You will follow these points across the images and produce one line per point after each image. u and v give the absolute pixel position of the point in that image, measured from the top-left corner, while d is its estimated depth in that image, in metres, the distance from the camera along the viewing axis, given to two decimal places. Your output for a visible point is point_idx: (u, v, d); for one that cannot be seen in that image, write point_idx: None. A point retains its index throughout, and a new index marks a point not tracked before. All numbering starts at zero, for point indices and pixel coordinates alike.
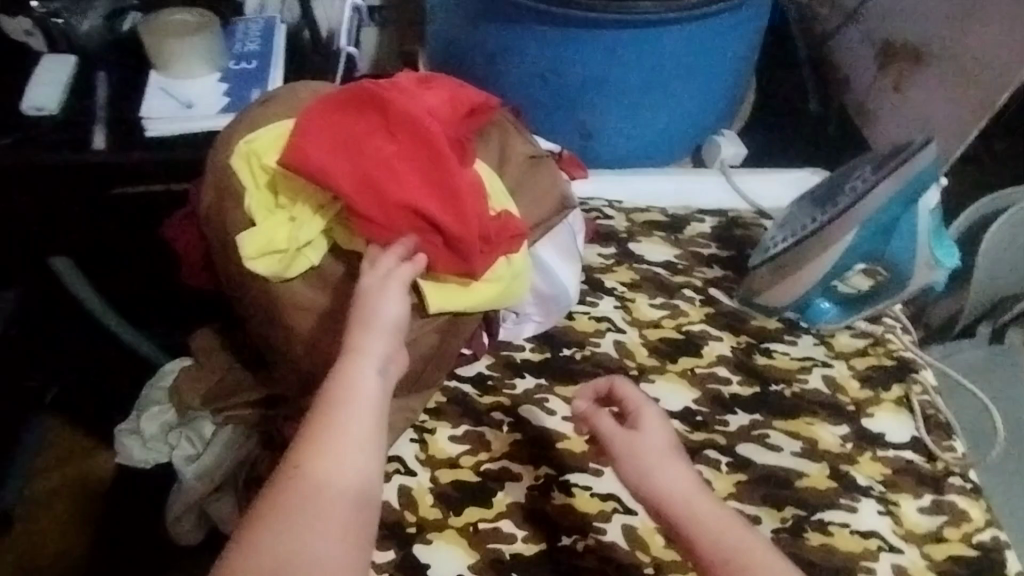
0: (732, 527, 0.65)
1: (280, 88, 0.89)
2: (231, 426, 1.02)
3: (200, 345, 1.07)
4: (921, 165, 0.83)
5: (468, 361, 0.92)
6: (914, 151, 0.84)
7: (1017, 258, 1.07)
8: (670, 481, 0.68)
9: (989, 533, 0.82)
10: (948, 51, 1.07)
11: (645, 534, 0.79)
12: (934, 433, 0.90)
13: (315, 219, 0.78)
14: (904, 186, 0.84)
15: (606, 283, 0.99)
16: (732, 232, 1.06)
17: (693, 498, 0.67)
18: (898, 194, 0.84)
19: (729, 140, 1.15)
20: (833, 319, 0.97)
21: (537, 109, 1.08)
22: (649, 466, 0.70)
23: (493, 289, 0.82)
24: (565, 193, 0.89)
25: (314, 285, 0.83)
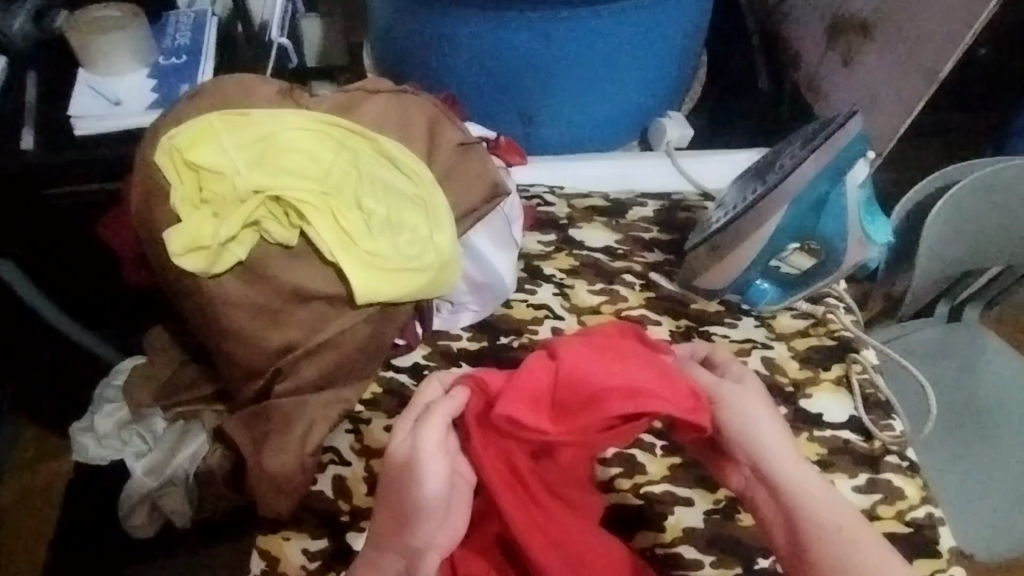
0: (841, 509, 0.66)
1: (208, 81, 0.87)
2: (182, 421, 0.97)
3: (154, 342, 1.00)
4: (846, 139, 0.83)
5: (403, 351, 0.92)
6: (840, 124, 0.84)
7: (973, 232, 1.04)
8: (762, 432, 0.69)
9: (924, 510, 0.82)
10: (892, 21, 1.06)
11: None
12: (872, 413, 0.90)
13: (235, 215, 0.75)
14: (833, 159, 0.83)
15: (545, 271, 0.99)
16: (675, 215, 1.07)
17: (783, 452, 0.69)
18: (825, 170, 0.84)
19: (674, 122, 1.14)
20: (772, 301, 0.97)
21: (476, 96, 1.08)
22: (741, 416, 0.70)
23: (421, 278, 0.82)
24: (495, 179, 0.89)
25: (243, 281, 0.80)
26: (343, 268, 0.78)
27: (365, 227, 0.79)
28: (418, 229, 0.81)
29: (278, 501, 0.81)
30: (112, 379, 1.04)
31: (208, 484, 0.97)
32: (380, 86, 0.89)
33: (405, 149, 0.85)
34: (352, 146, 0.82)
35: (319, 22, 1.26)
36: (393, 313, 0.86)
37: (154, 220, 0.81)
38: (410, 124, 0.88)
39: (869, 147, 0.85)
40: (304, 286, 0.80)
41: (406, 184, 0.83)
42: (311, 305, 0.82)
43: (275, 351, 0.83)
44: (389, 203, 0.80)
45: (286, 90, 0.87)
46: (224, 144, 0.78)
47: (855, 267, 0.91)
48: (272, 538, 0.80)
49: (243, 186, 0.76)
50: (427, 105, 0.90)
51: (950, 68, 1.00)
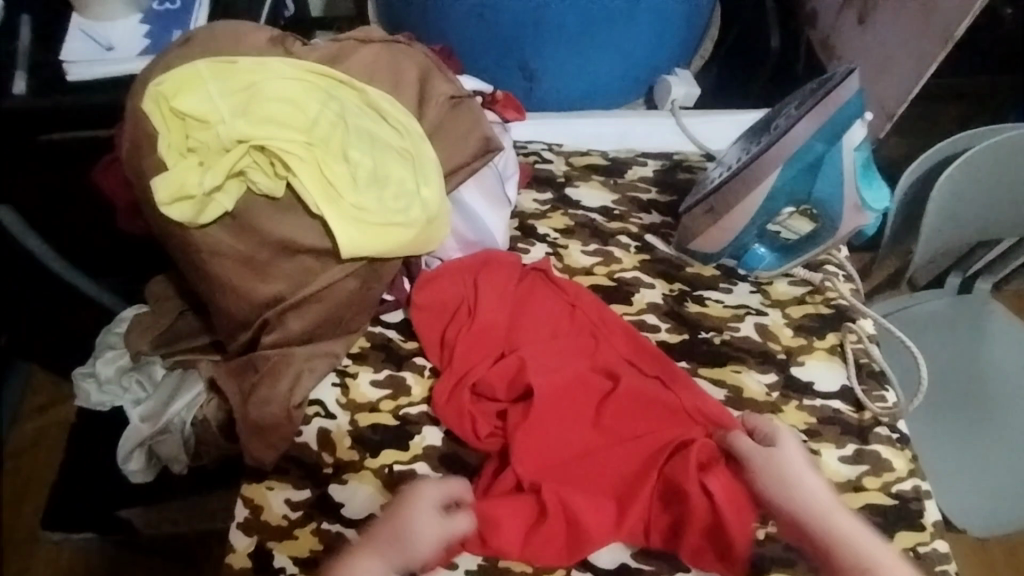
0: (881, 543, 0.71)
1: (200, 27, 0.85)
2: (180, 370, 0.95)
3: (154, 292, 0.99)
4: (846, 98, 0.82)
5: (391, 307, 0.92)
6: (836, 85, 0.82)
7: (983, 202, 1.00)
8: (810, 490, 0.74)
9: (910, 482, 0.81)
10: None
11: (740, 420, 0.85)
12: (864, 383, 0.88)
13: (219, 164, 0.75)
14: (826, 120, 0.82)
15: (540, 230, 0.98)
16: (676, 176, 1.04)
17: (832, 511, 0.73)
18: (818, 131, 0.82)
19: (681, 80, 1.10)
20: (769, 266, 0.95)
21: (475, 51, 1.04)
22: (792, 474, 0.75)
23: (409, 233, 0.82)
24: (486, 134, 0.88)
25: (229, 232, 0.80)
26: (327, 221, 0.78)
27: (350, 179, 0.78)
28: (405, 183, 0.81)
29: (264, 452, 0.82)
30: (113, 327, 1.02)
31: (205, 432, 0.93)
32: (373, 36, 0.87)
33: (394, 102, 0.84)
34: (340, 97, 0.81)
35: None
36: (381, 268, 0.86)
37: (142, 168, 0.81)
38: (400, 76, 0.86)
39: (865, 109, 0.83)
40: (290, 238, 0.80)
41: (393, 137, 0.82)
42: (298, 257, 0.82)
43: (263, 303, 0.83)
44: (375, 156, 0.80)
45: (278, 37, 0.85)
46: (209, 91, 0.77)
47: (852, 233, 0.89)
48: (256, 488, 0.81)
49: (226, 136, 0.75)
50: (420, 56, 0.88)
51: (965, 27, 0.95)
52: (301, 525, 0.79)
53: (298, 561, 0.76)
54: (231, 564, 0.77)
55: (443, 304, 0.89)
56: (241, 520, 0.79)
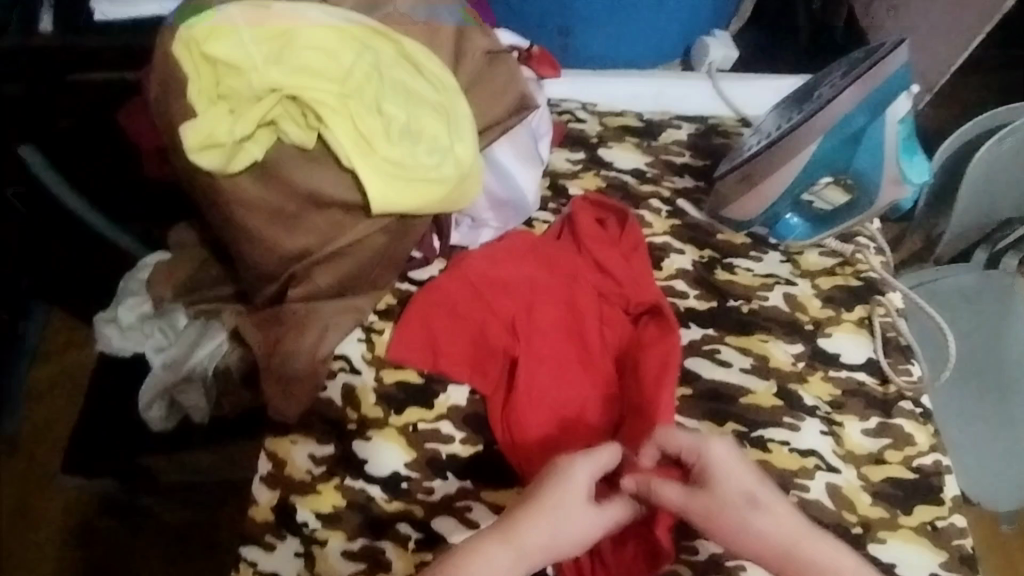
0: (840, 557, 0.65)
1: None
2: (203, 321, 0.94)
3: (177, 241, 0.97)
4: (891, 70, 0.80)
5: (418, 265, 0.91)
6: (883, 57, 0.80)
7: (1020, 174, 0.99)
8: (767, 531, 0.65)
9: (931, 457, 0.82)
10: None
11: (755, 402, 0.84)
12: (891, 357, 0.88)
13: (250, 113, 0.74)
14: (871, 91, 0.80)
15: (571, 190, 0.97)
16: (710, 140, 1.02)
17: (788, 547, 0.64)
18: (863, 102, 0.81)
19: (719, 42, 1.07)
20: (801, 236, 0.94)
21: (511, 2, 1.01)
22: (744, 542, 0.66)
23: (441, 190, 0.80)
24: (522, 92, 0.86)
25: (259, 183, 0.79)
26: (359, 174, 0.77)
27: (384, 132, 0.77)
28: (439, 139, 0.80)
29: (289, 405, 0.83)
30: (135, 273, 0.99)
31: (227, 383, 0.94)
32: None
33: (430, 54, 0.81)
34: (375, 48, 0.79)
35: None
36: (410, 225, 0.84)
37: (172, 114, 0.79)
38: (435, 28, 0.84)
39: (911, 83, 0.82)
40: (319, 191, 0.79)
41: (429, 91, 0.80)
42: (328, 211, 0.81)
43: (291, 256, 0.83)
44: (410, 110, 0.78)
45: None
46: (241, 37, 0.74)
47: (888, 206, 0.87)
48: (280, 442, 0.82)
49: (257, 84, 0.73)
50: (458, 7, 0.86)
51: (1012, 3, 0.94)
52: (323, 480, 0.80)
53: (321, 516, 0.78)
54: (254, 517, 0.79)
55: (493, 252, 0.89)
56: (264, 474, 0.81)
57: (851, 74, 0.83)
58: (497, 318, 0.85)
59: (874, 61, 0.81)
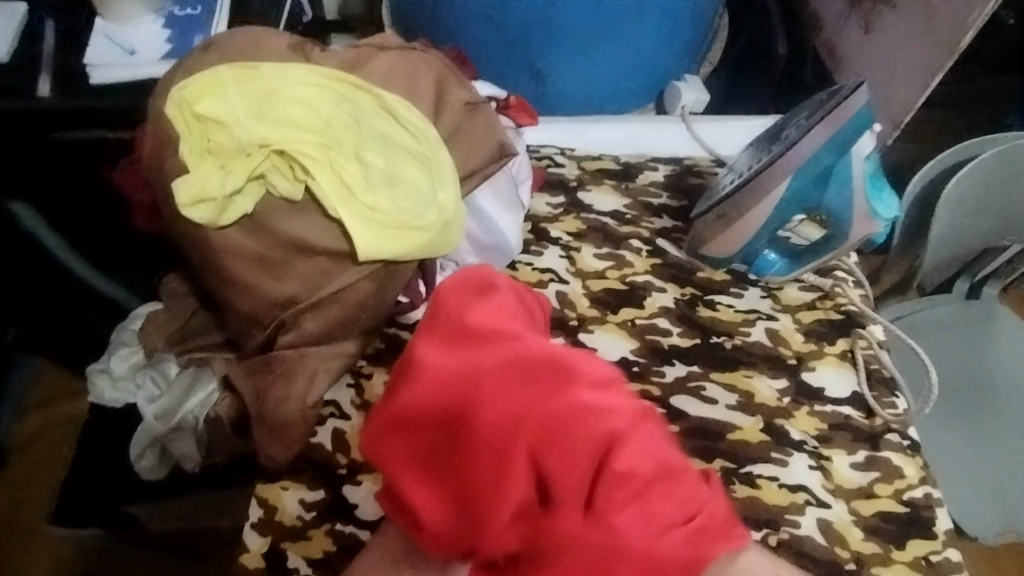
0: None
1: (222, 33, 0.87)
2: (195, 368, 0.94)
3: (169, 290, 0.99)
4: (854, 110, 0.82)
5: (405, 310, 0.92)
6: (845, 97, 0.83)
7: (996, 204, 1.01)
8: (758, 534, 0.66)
9: (921, 490, 0.82)
10: None
11: (747, 432, 0.85)
12: (875, 390, 0.89)
13: (239, 167, 0.76)
14: (836, 132, 0.83)
15: (552, 233, 0.99)
16: (686, 180, 1.05)
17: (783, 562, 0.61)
18: (829, 142, 0.83)
19: (690, 86, 1.12)
20: (780, 272, 0.96)
21: (486, 52, 1.05)
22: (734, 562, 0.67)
23: (426, 236, 0.83)
24: (502, 140, 0.90)
25: (248, 235, 0.81)
26: (345, 224, 0.79)
27: (369, 183, 0.79)
28: (422, 187, 0.82)
29: (279, 451, 0.83)
30: (128, 324, 1.01)
31: (217, 432, 0.94)
32: (389, 43, 0.89)
33: (411, 106, 0.85)
34: (360, 103, 0.82)
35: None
36: (396, 271, 0.86)
37: (163, 170, 0.82)
38: (417, 83, 0.87)
39: (874, 120, 0.85)
40: (307, 241, 0.81)
41: (413, 142, 0.83)
42: (315, 259, 0.82)
43: (278, 305, 0.84)
44: (393, 160, 0.81)
45: (297, 44, 0.86)
46: (231, 97, 0.78)
47: (861, 242, 0.91)
48: (271, 489, 0.82)
49: (246, 140, 0.76)
50: (436, 63, 0.90)
51: (969, 40, 0.97)
52: (314, 526, 0.80)
53: (312, 561, 0.78)
54: (245, 565, 0.78)
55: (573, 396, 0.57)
56: (255, 519, 0.80)
57: (815, 115, 0.86)
58: (510, 486, 0.53)
59: (835, 102, 0.84)
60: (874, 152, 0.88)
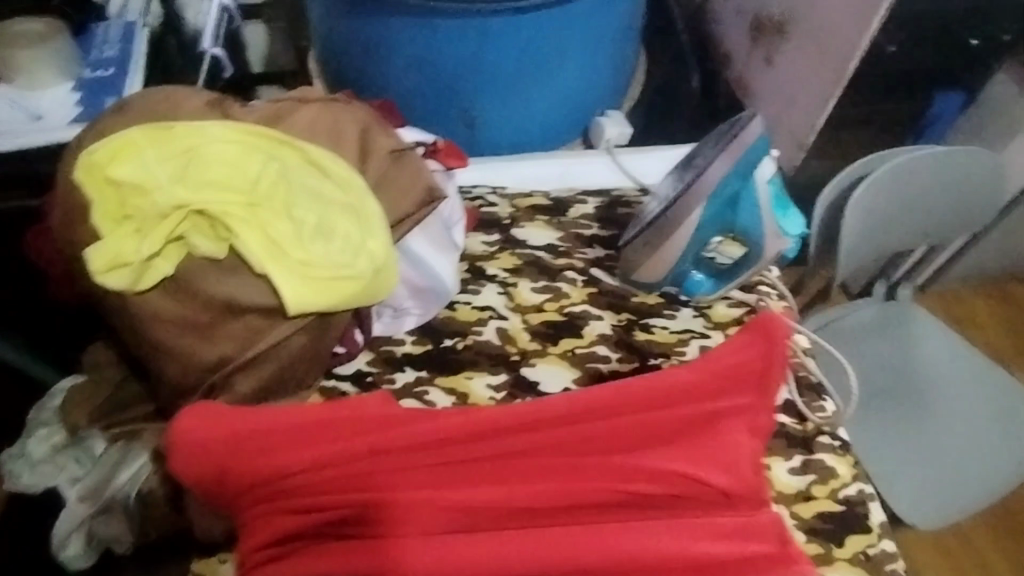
0: None
1: (136, 92, 0.85)
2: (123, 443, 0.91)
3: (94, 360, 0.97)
4: (752, 138, 0.88)
5: (344, 360, 0.92)
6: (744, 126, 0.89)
7: (899, 214, 1.08)
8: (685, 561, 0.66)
9: (855, 487, 0.86)
10: (804, 23, 1.13)
11: None
12: (805, 396, 0.93)
13: (157, 231, 0.75)
14: (740, 159, 0.88)
15: (488, 271, 1.00)
16: (615, 211, 1.09)
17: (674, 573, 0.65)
18: (735, 168, 0.88)
19: (613, 121, 1.19)
20: (708, 291, 1.00)
21: (419, 102, 1.11)
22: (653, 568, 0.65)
23: (357, 285, 0.82)
24: (429, 184, 0.90)
25: (172, 297, 0.79)
26: (273, 279, 0.78)
27: (295, 236, 0.78)
28: (351, 236, 0.81)
29: (214, 522, 0.80)
30: (49, 401, 0.96)
31: (151, 512, 0.88)
32: (312, 95, 0.90)
33: (337, 158, 0.85)
34: (281, 156, 0.81)
35: (263, 27, 1.39)
36: (331, 323, 0.85)
37: (77, 236, 0.79)
38: (340, 131, 0.88)
39: (772, 146, 0.91)
40: (235, 299, 0.79)
41: (338, 193, 0.82)
42: (244, 317, 0.81)
43: (207, 367, 0.82)
44: (320, 212, 0.80)
45: (215, 99, 0.86)
46: (145, 158, 0.76)
47: (775, 258, 0.95)
48: (208, 562, 0.79)
49: (162, 202, 0.74)
50: (360, 113, 0.91)
51: (854, 68, 1.07)
52: None
53: None
54: None
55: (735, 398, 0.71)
56: None
57: (720, 144, 0.91)
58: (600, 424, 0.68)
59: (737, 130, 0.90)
60: (776, 174, 0.94)
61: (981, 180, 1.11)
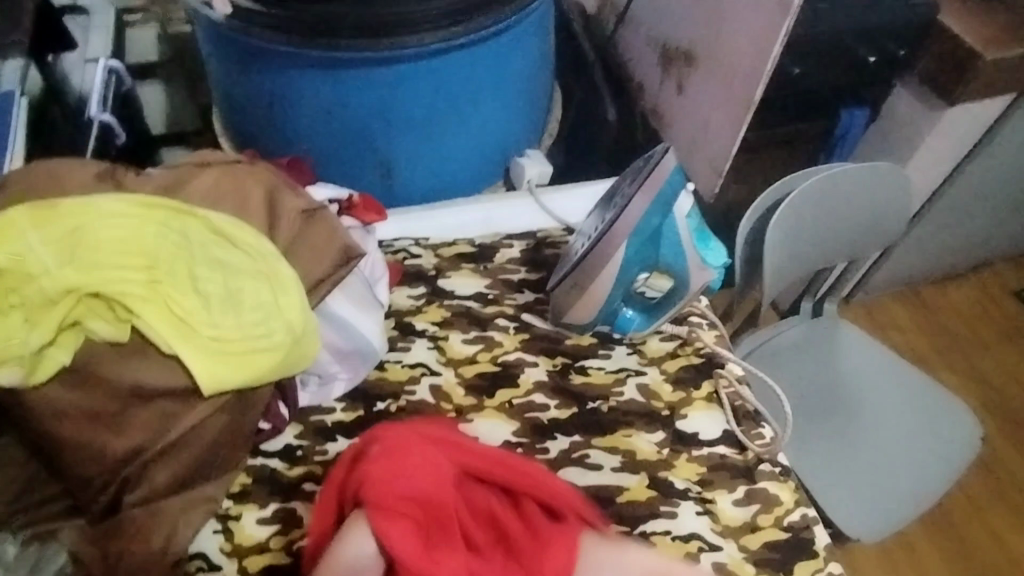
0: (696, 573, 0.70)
1: (17, 169, 0.80)
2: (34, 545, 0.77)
3: None
4: (666, 174, 0.89)
5: (270, 435, 0.87)
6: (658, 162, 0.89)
7: (815, 232, 1.11)
8: None
9: (798, 512, 0.86)
10: (709, 53, 1.16)
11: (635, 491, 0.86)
12: (743, 424, 0.93)
13: (47, 320, 0.70)
14: (655, 196, 0.88)
15: (417, 326, 0.98)
16: (542, 253, 1.09)
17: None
18: (652, 204, 0.89)
19: (532, 161, 1.18)
20: (639, 327, 0.99)
21: (332, 154, 1.08)
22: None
23: (273, 356, 0.78)
24: (345, 243, 0.87)
25: (72, 387, 0.75)
26: (183, 359, 0.73)
27: (203, 311, 0.75)
28: (264, 306, 0.78)
29: None
30: None
31: None
32: (212, 159, 0.86)
33: (242, 224, 0.80)
34: (182, 228, 0.77)
35: (160, 86, 1.35)
36: (252, 397, 0.81)
37: None
38: (245, 195, 0.84)
39: (687, 179, 0.91)
40: (141, 383, 0.74)
41: (247, 261, 0.79)
42: (154, 403, 0.76)
43: (116, 460, 0.77)
44: (228, 283, 0.77)
45: (106, 171, 0.81)
46: (29, 241, 0.71)
47: (701, 290, 0.96)
48: None
49: (50, 288, 0.70)
50: (265, 174, 0.87)
51: (761, 93, 1.08)
52: None
53: None
54: None
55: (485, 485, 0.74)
56: None
57: (636, 181, 0.91)
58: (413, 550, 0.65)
59: (651, 167, 0.90)
60: (694, 207, 0.94)
61: (886, 197, 1.15)
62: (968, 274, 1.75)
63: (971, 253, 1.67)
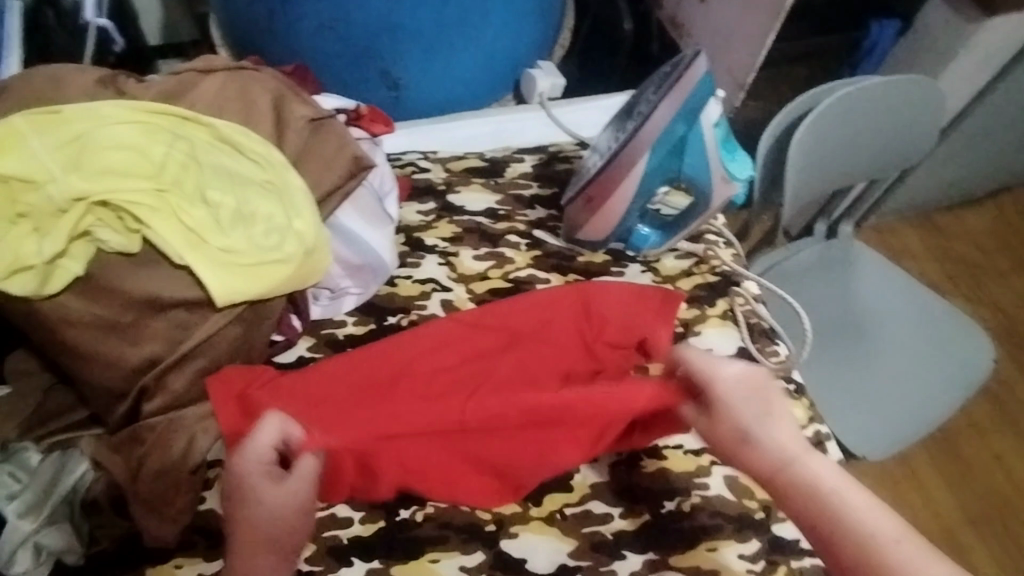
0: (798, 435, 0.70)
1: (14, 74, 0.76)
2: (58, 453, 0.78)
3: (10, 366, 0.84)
4: (697, 78, 0.85)
5: (283, 348, 0.87)
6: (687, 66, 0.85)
7: (839, 148, 1.07)
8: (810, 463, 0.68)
9: (810, 428, 0.87)
10: None
11: None
12: (758, 342, 0.93)
13: (58, 228, 0.68)
14: (683, 101, 0.85)
15: (427, 241, 0.96)
16: (554, 167, 1.06)
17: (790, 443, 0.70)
18: (678, 110, 0.85)
19: (545, 73, 1.14)
20: (655, 244, 0.98)
21: (335, 61, 1.03)
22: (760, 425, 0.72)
23: (286, 268, 0.77)
24: (356, 153, 0.85)
25: (86, 298, 0.74)
26: (195, 271, 0.72)
27: (213, 222, 0.73)
28: (275, 217, 0.76)
29: (165, 527, 0.74)
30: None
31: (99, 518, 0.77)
32: (215, 65, 0.82)
33: (247, 131, 0.78)
34: (187, 135, 0.75)
35: None
36: (263, 309, 0.81)
37: None
38: (250, 103, 0.81)
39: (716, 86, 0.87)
40: (156, 294, 0.74)
41: (255, 171, 0.77)
42: (167, 313, 0.76)
43: (134, 371, 0.77)
44: (237, 193, 0.75)
45: (106, 77, 0.78)
46: (34, 147, 0.68)
47: (723, 205, 0.92)
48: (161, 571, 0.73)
49: (61, 195, 0.68)
50: (271, 82, 0.84)
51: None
52: None
53: None
54: None
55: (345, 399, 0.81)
56: None
57: (663, 88, 0.87)
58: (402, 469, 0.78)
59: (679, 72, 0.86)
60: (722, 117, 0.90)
61: (915, 113, 1.11)
62: (988, 199, 1.71)
63: (994, 177, 1.63)
